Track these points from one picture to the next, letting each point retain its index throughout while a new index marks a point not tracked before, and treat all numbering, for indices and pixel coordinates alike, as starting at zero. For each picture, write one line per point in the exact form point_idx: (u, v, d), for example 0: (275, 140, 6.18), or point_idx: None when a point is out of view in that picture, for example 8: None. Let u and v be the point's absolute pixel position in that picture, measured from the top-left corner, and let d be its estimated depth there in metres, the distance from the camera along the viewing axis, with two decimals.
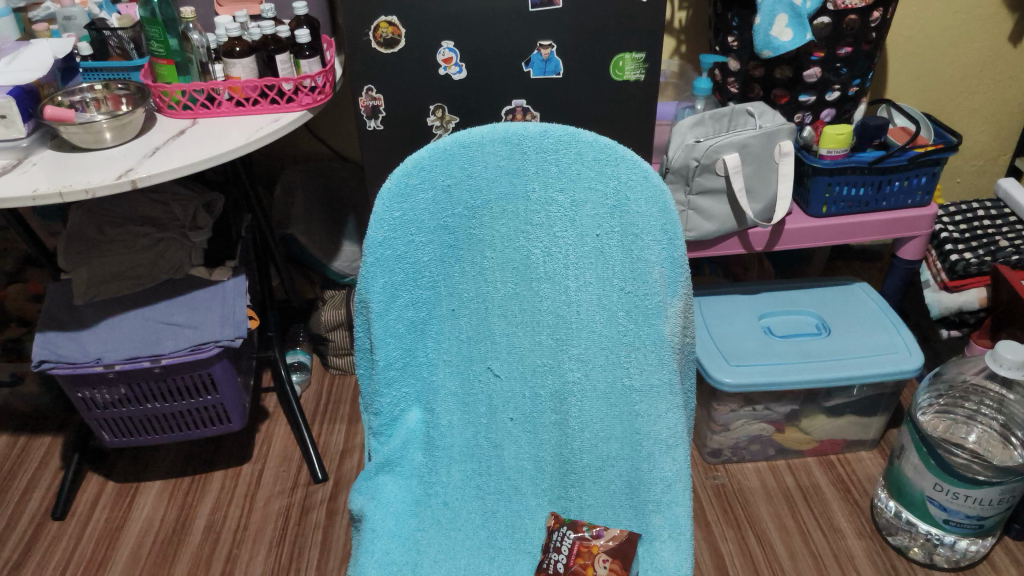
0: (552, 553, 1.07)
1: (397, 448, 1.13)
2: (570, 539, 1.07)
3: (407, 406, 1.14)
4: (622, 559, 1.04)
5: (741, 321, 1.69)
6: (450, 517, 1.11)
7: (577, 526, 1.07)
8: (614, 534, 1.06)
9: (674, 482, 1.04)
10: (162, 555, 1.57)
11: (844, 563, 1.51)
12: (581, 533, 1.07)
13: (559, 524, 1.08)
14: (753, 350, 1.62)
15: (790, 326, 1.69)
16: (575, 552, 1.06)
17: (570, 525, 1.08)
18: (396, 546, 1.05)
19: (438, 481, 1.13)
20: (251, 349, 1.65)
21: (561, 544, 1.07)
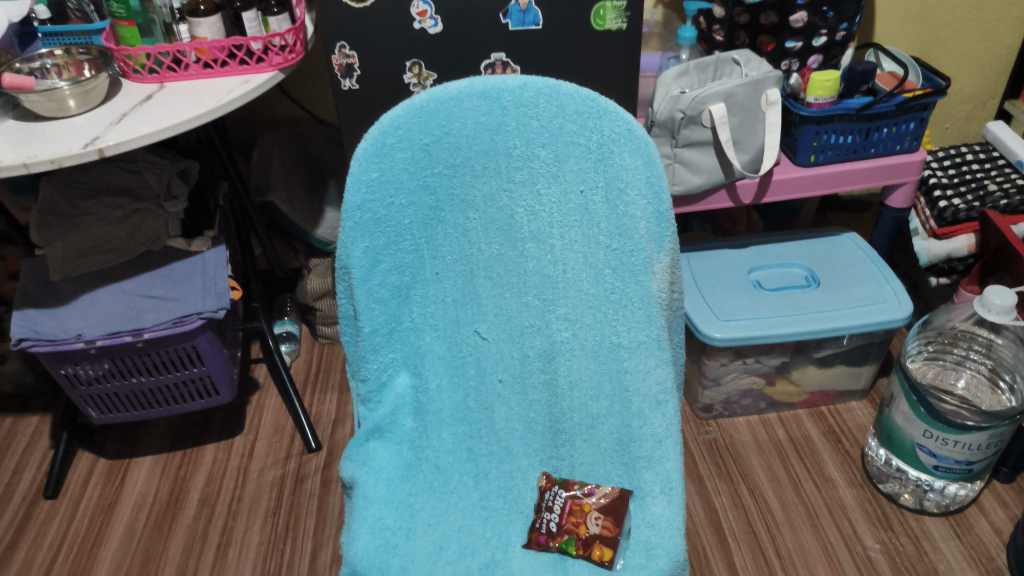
0: (543, 513, 1.02)
1: (386, 414, 1.10)
2: (564, 496, 1.02)
3: (394, 371, 1.12)
4: (615, 516, 1.00)
5: (730, 275, 1.68)
6: (441, 480, 1.08)
7: (570, 484, 1.03)
8: (607, 493, 1.01)
9: (665, 437, 1.02)
10: (157, 529, 1.57)
11: (836, 512, 1.52)
12: (573, 492, 1.02)
13: (551, 481, 1.04)
14: (743, 304, 1.60)
15: (780, 280, 1.67)
16: (567, 511, 1.01)
17: (561, 482, 1.03)
18: (389, 511, 1.02)
19: (427, 445, 1.10)
20: (235, 321, 1.63)
21: (553, 503, 1.02)
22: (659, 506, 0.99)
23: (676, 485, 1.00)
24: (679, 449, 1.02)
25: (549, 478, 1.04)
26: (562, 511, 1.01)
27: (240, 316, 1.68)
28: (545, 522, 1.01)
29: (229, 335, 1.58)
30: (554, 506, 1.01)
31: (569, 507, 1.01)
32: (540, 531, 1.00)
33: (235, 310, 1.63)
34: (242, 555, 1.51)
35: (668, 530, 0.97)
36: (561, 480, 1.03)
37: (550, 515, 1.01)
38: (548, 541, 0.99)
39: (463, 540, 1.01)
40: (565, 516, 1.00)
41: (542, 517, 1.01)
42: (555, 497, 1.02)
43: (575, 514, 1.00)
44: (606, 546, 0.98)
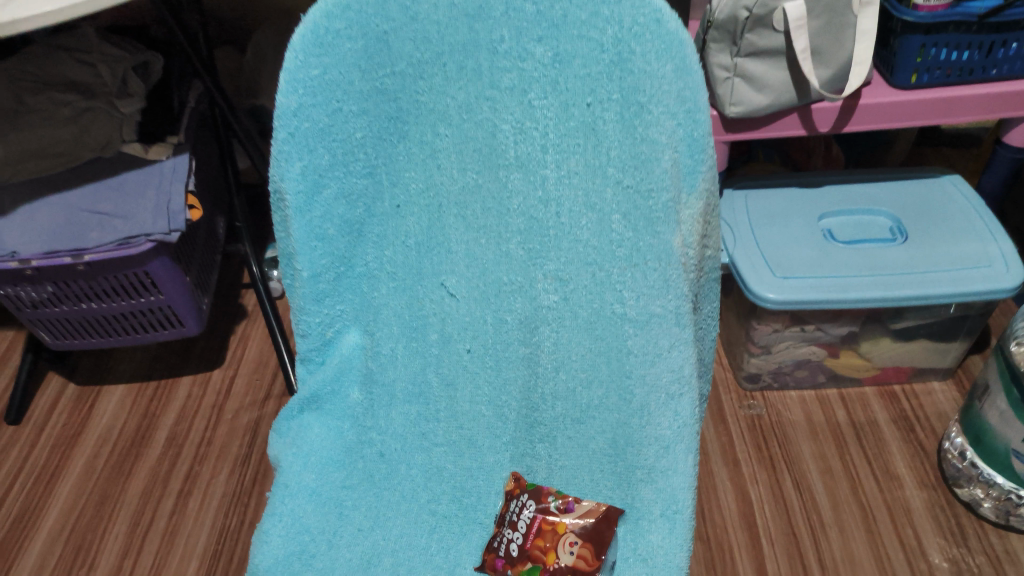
0: (506, 530, 0.78)
1: (327, 381, 0.88)
2: (534, 511, 0.78)
3: (345, 328, 0.90)
4: (596, 544, 0.75)
5: (796, 220, 1.38)
6: (387, 471, 0.84)
7: (545, 496, 0.79)
8: (589, 514, 0.77)
9: (673, 444, 0.78)
10: (118, 469, 1.41)
11: (899, 518, 1.25)
12: (545, 505, 0.78)
13: (521, 488, 0.80)
14: (806, 258, 1.30)
15: (853, 232, 1.36)
16: (534, 531, 0.77)
17: (532, 491, 0.79)
18: (312, 510, 0.80)
19: (372, 425, 0.86)
20: (212, 245, 1.46)
21: (519, 518, 0.78)
22: (653, 531, 0.76)
23: (680, 504, 0.76)
24: (690, 461, 0.77)
25: (521, 486, 0.80)
26: (531, 529, 0.77)
27: (219, 238, 1.50)
28: (504, 540, 0.77)
29: (202, 261, 1.40)
30: (520, 522, 0.78)
31: (538, 526, 0.77)
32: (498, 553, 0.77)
33: (212, 231, 1.46)
34: (202, 508, 1.34)
35: (664, 570, 0.73)
36: (534, 489, 0.79)
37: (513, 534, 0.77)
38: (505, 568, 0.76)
39: (400, 552, 0.78)
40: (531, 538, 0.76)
41: (502, 535, 0.78)
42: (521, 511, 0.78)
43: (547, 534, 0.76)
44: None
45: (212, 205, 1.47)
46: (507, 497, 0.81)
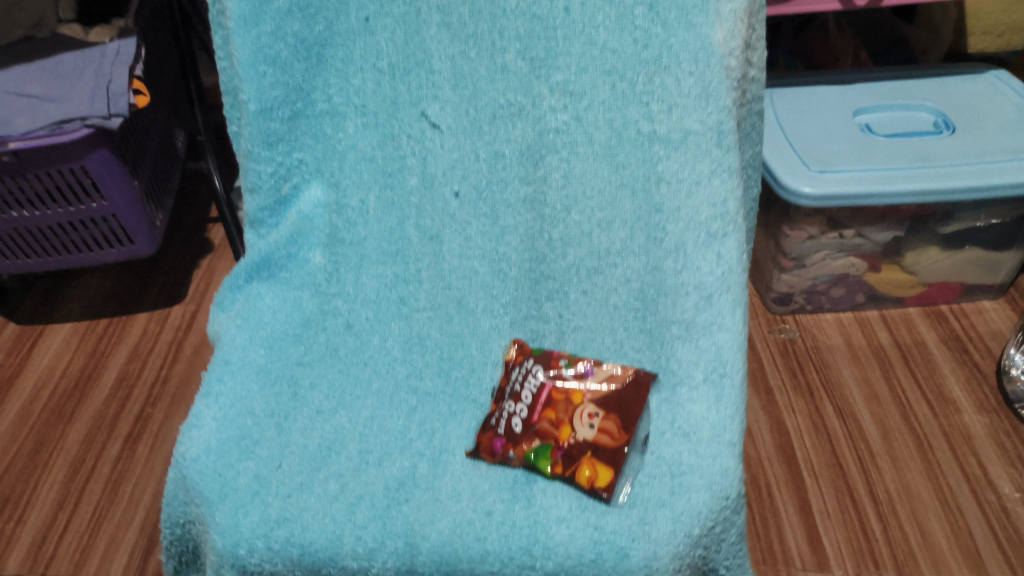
0: (506, 405, 0.61)
1: (282, 244, 0.71)
2: (541, 380, 0.61)
3: (305, 180, 0.72)
4: (621, 412, 0.58)
5: (831, 114, 1.21)
6: (357, 344, 0.66)
7: (556, 362, 0.62)
8: (613, 379, 0.60)
9: (717, 292, 0.60)
10: (59, 411, 1.23)
11: (959, 445, 1.08)
12: (555, 373, 0.61)
13: (525, 356, 0.63)
14: (845, 153, 1.14)
15: (895, 127, 1.20)
16: (543, 403, 0.60)
17: (539, 358, 0.62)
18: (260, 390, 0.63)
19: (336, 293, 0.69)
20: (169, 159, 1.28)
21: (523, 389, 0.61)
22: (694, 401, 0.59)
23: (728, 367, 0.59)
24: (738, 316, 0.60)
25: (524, 354, 0.63)
26: (538, 401, 0.60)
27: (178, 154, 1.32)
28: (503, 417, 0.60)
29: (156, 172, 1.22)
30: (524, 394, 0.61)
31: (547, 397, 0.60)
32: (496, 433, 0.59)
33: (168, 144, 1.28)
34: (155, 452, 1.16)
35: (712, 448, 0.57)
36: (541, 355, 0.62)
37: (514, 408, 0.60)
38: (506, 451, 0.58)
39: (372, 438, 0.60)
40: (539, 411, 0.59)
41: (501, 412, 0.61)
42: (525, 381, 0.61)
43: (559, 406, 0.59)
44: (600, 463, 0.56)
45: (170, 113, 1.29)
46: (507, 369, 0.63)
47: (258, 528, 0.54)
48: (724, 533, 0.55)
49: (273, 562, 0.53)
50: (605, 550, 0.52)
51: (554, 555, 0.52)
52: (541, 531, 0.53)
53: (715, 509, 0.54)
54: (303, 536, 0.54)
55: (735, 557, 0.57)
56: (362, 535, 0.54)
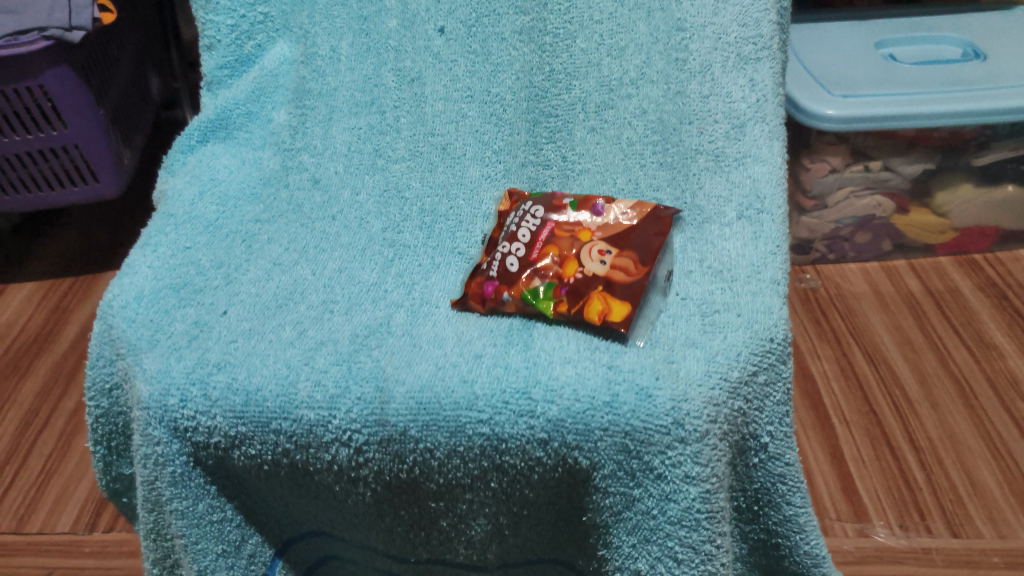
0: (499, 248, 0.51)
1: (242, 101, 0.61)
2: (542, 218, 0.51)
3: (270, 38, 0.63)
4: (638, 246, 0.48)
5: (855, 40, 1.10)
6: (324, 197, 0.57)
7: (560, 201, 0.52)
8: (627, 211, 0.50)
9: (751, 118, 0.51)
10: (11, 365, 1.03)
11: (1006, 391, 0.97)
12: (556, 210, 0.51)
13: (522, 200, 0.53)
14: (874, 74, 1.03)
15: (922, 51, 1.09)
16: (542, 240, 0.50)
17: (538, 199, 0.52)
18: (208, 242, 0.53)
19: (302, 148, 0.59)
20: (142, 103, 1.11)
21: (519, 228, 0.51)
22: (727, 238, 0.49)
23: (766, 201, 0.49)
24: (777, 146, 0.51)
25: (521, 198, 0.54)
26: (538, 239, 0.50)
27: (152, 99, 1.14)
28: (496, 260, 0.50)
29: (125, 109, 1.05)
30: (521, 234, 0.51)
31: (550, 235, 0.50)
32: (487, 276, 0.50)
33: (141, 88, 1.10)
34: None
35: (751, 286, 0.47)
36: (541, 196, 0.53)
37: (510, 248, 0.50)
38: (499, 294, 0.49)
39: (338, 289, 0.51)
40: (539, 249, 0.49)
41: (493, 256, 0.51)
42: (522, 221, 0.51)
43: (564, 242, 0.49)
44: (613, 297, 0.46)
45: (143, 53, 1.10)
46: (502, 217, 0.54)
47: (193, 373, 0.45)
48: (769, 386, 0.46)
49: (211, 415, 0.44)
50: (622, 391, 0.42)
51: (558, 398, 0.42)
52: (543, 372, 0.43)
53: (758, 352, 0.44)
54: (248, 382, 0.44)
55: (780, 422, 0.47)
56: (322, 380, 0.44)
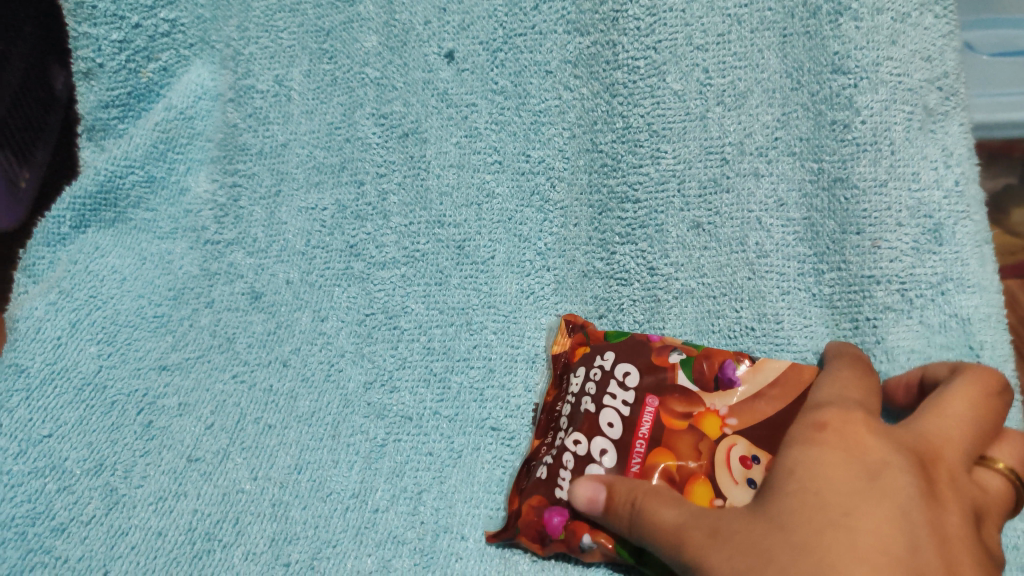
0: (567, 441, 0.31)
1: (138, 161, 0.39)
2: (637, 392, 0.31)
3: (182, 56, 0.41)
4: None
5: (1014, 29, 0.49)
6: (270, 327, 0.36)
7: (665, 359, 0.32)
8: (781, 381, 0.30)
9: None
10: None
11: None
12: (660, 376, 0.31)
13: (596, 347, 0.33)
14: None
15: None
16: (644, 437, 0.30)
17: (624, 351, 0.32)
18: (82, 423, 0.33)
19: (233, 242, 0.38)
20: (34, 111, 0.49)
21: (595, 408, 0.31)
22: None
23: (986, 354, 0.30)
24: (992, 259, 0.31)
25: (594, 346, 0.34)
26: (637, 431, 0.30)
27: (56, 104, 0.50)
28: (565, 466, 0.30)
29: (18, 126, 0.47)
30: (604, 419, 0.31)
31: (657, 425, 0.30)
32: (553, 497, 0.30)
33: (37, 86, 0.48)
34: None
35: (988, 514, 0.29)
36: (630, 347, 0.33)
37: (587, 446, 0.30)
38: (576, 536, 0.29)
39: (296, 514, 0.32)
40: (641, 454, 0.29)
41: (558, 454, 0.31)
42: (604, 394, 0.31)
43: (683, 442, 0.29)
44: None
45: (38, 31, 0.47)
46: (565, 373, 0.34)
47: None
48: None
49: None
50: None
51: None
52: None
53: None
54: None
55: None
56: None
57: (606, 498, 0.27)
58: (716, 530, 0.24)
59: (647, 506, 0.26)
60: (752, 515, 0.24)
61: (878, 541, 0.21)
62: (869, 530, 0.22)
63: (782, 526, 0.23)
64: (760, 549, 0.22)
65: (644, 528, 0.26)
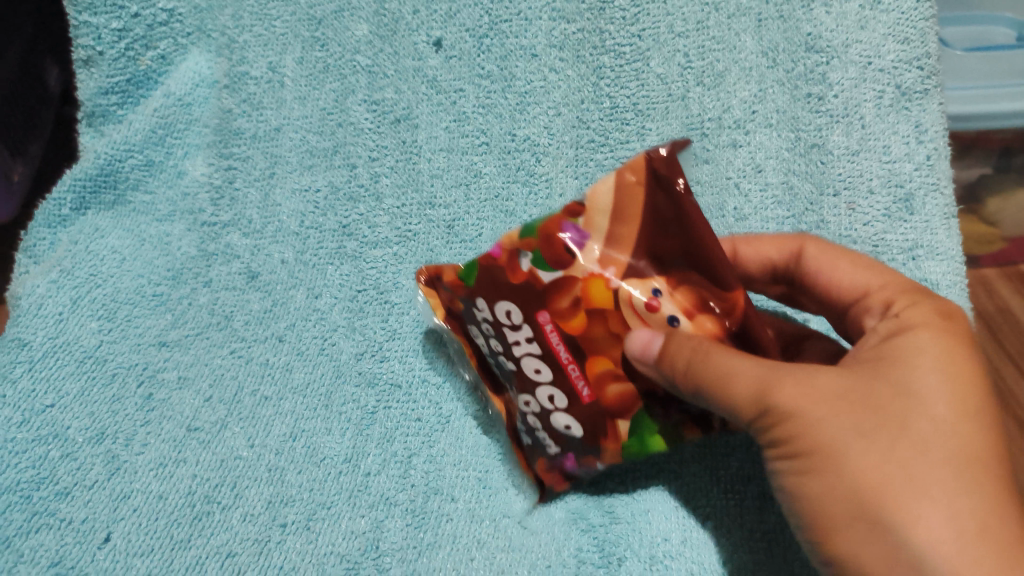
0: (519, 400, 0.31)
1: (137, 146, 0.40)
2: (529, 322, 0.29)
3: (179, 46, 0.42)
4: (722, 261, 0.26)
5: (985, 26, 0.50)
6: (265, 303, 0.37)
7: (518, 271, 0.29)
8: (624, 224, 0.27)
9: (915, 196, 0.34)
10: None
11: None
12: (533, 293, 0.28)
13: (465, 296, 0.31)
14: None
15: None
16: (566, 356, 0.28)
17: (486, 288, 0.30)
18: (83, 395, 0.34)
19: (228, 222, 0.39)
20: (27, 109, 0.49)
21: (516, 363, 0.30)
22: None
23: None
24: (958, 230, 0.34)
25: (467, 292, 0.31)
26: (555, 354, 0.29)
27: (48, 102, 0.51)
28: (537, 422, 0.31)
29: (11, 123, 0.48)
30: (529, 368, 0.30)
31: (567, 340, 0.28)
32: (553, 456, 0.31)
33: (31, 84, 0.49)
34: None
35: None
36: (487, 282, 0.30)
37: (537, 400, 0.30)
38: (591, 466, 0.30)
39: (292, 478, 0.33)
40: (577, 372, 0.28)
41: (524, 419, 0.31)
42: (512, 345, 0.30)
43: (594, 331, 0.28)
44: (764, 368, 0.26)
45: (34, 31, 0.48)
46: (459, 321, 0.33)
47: None
48: None
49: None
50: None
51: None
52: None
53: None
54: None
55: None
56: None
57: (659, 353, 0.25)
58: (818, 394, 0.23)
59: (717, 359, 0.24)
60: (847, 381, 0.24)
61: (961, 408, 0.23)
62: (950, 400, 0.23)
63: (877, 380, 0.24)
64: (871, 403, 0.23)
65: (716, 389, 0.24)
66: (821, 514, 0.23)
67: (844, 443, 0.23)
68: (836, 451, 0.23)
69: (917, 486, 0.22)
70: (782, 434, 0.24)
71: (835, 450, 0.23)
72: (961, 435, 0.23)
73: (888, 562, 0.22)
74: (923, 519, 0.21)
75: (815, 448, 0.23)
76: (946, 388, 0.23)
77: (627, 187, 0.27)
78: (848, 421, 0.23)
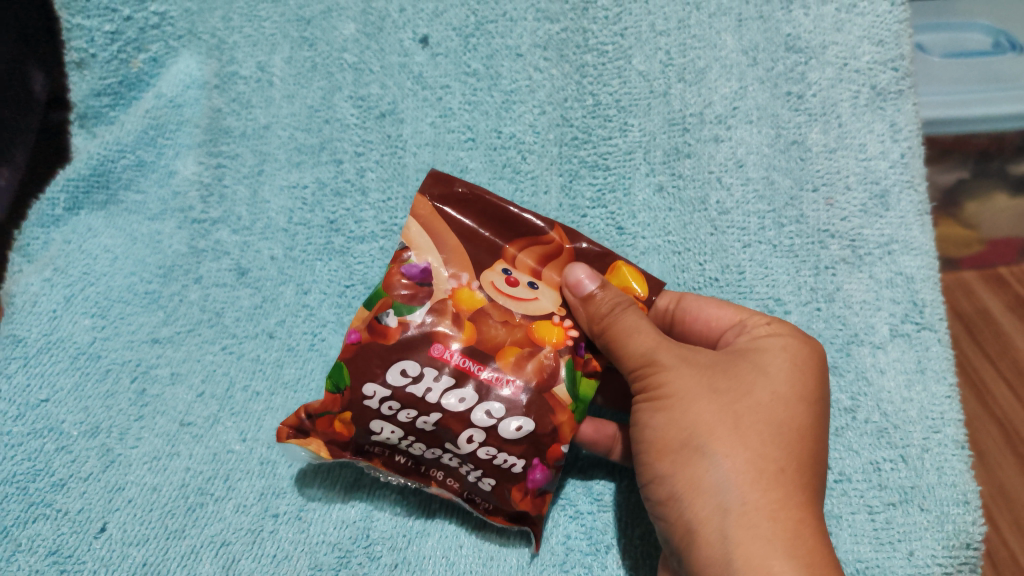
0: (458, 450, 0.29)
1: (129, 146, 0.41)
2: (424, 361, 0.29)
3: (169, 48, 0.42)
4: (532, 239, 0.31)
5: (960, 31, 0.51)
6: (255, 299, 0.38)
7: (388, 331, 0.29)
8: (447, 242, 0.31)
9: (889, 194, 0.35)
10: None
11: None
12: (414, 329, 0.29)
13: (343, 403, 0.29)
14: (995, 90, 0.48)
15: (999, 14, 0.51)
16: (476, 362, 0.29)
17: (367, 370, 0.29)
18: (77, 390, 0.34)
19: (220, 220, 0.39)
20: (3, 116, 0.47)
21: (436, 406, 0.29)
22: (887, 370, 0.33)
23: (927, 311, 0.34)
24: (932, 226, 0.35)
25: (347, 397, 0.29)
26: (469, 371, 0.29)
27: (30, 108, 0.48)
28: (483, 455, 0.29)
29: None
30: (452, 403, 0.28)
31: (468, 352, 0.29)
32: (519, 476, 0.29)
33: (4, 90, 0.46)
34: None
35: (933, 456, 0.32)
36: (361, 363, 0.29)
37: (473, 424, 0.29)
38: (556, 454, 0.29)
39: (283, 470, 0.33)
40: (495, 371, 0.29)
41: (472, 462, 0.29)
42: (422, 402, 0.28)
43: (492, 332, 0.29)
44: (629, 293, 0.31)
45: None
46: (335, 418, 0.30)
47: None
48: None
49: None
50: None
51: None
52: None
53: (956, 573, 0.30)
54: None
55: None
56: None
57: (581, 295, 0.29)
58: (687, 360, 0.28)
59: (632, 317, 0.29)
60: (710, 357, 0.29)
61: (798, 395, 0.28)
62: (791, 387, 0.28)
63: (738, 363, 0.28)
64: (722, 375, 0.28)
65: (618, 348, 0.29)
66: (655, 442, 0.28)
67: (693, 394, 0.28)
68: (686, 401, 0.28)
69: (739, 434, 0.27)
70: (651, 379, 0.28)
71: (682, 397, 0.28)
72: (792, 412, 0.27)
73: (690, 484, 0.26)
74: (716, 456, 0.26)
75: (671, 394, 0.28)
76: (788, 376, 0.28)
77: (429, 215, 0.31)
78: (698, 382, 0.28)
